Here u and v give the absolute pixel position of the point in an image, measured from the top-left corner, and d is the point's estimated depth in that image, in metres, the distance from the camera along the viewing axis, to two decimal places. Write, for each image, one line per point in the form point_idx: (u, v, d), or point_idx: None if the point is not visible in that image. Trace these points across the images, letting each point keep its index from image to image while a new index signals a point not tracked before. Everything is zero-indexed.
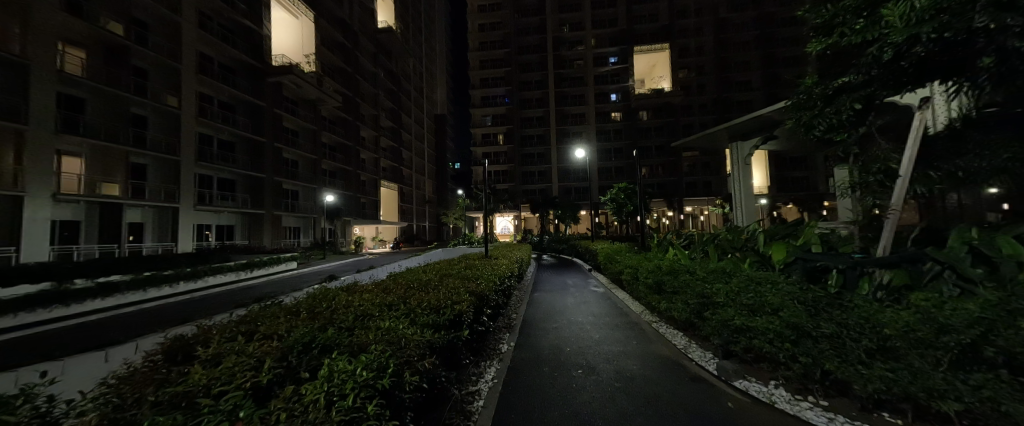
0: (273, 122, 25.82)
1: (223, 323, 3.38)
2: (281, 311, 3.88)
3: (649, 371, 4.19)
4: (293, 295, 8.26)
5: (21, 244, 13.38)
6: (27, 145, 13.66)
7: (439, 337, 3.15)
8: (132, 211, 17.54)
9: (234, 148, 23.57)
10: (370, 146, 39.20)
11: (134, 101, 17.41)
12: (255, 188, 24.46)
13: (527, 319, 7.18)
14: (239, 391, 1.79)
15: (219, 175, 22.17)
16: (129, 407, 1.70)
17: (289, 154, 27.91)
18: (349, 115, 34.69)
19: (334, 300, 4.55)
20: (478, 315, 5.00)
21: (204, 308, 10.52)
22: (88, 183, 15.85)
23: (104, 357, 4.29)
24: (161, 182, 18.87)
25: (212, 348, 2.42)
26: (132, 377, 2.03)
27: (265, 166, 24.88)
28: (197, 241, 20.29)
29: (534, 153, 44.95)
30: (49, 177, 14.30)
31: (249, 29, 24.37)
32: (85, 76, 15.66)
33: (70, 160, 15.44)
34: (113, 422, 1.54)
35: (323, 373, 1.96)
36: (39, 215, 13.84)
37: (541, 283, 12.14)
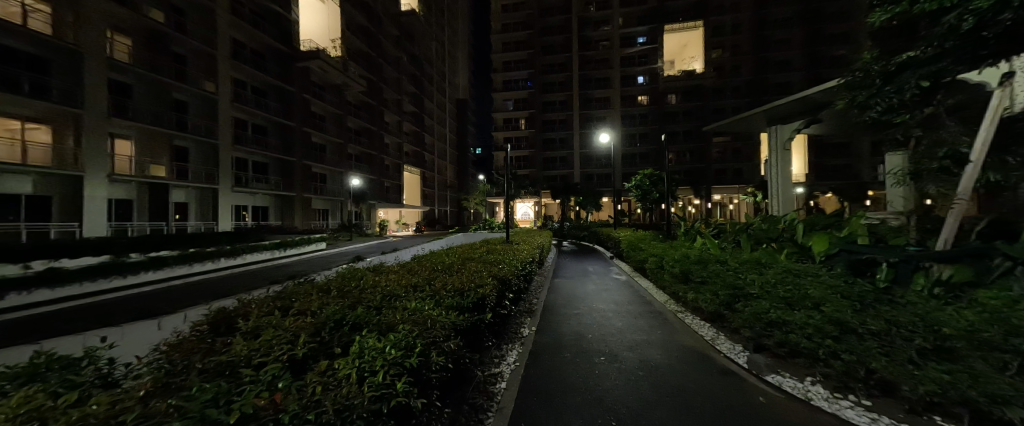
0: (302, 107, 26.59)
1: (260, 298, 3.55)
2: (313, 288, 4.05)
3: (675, 361, 4.12)
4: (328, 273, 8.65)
5: (83, 221, 14.63)
6: (82, 132, 14.69)
7: (463, 319, 3.19)
8: (177, 192, 18.71)
9: (267, 132, 24.53)
10: (394, 130, 39.76)
11: (175, 87, 18.30)
12: (287, 172, 25.48)
13: (547, 305, 7.21)
14: (276, 363, 1.88)
15: (253, 158, 23.21)
16: (180, 372, 1.81)
17: (316, 138, 28.76)
18: (373, 100, 35.17)
19: (362, 280, 4.71)
20: (500, 299, 5.04)
21: (241, 284, 11.18)
22: (138, 165, 17.00)
23: (158, 324, 4.68)
24: (201, 164, 19.96)
25: (252, 321, 2.56)
26: (181, 346, 2.17)
27: (295, 149, 25.82)
28: (235, 221, 21.56)
29: (557, 138, 43.99)
30: (105, 158, 15.44)
31: (279, 15, 24.88)
32: (131, 63, 16.58)
33: (120, 143, 16.57)
34: (166, 385, 1.66)
35: (353, 350, 2.03)
36: (98, 194, 15.02)
37: (563, 269, 12.13)
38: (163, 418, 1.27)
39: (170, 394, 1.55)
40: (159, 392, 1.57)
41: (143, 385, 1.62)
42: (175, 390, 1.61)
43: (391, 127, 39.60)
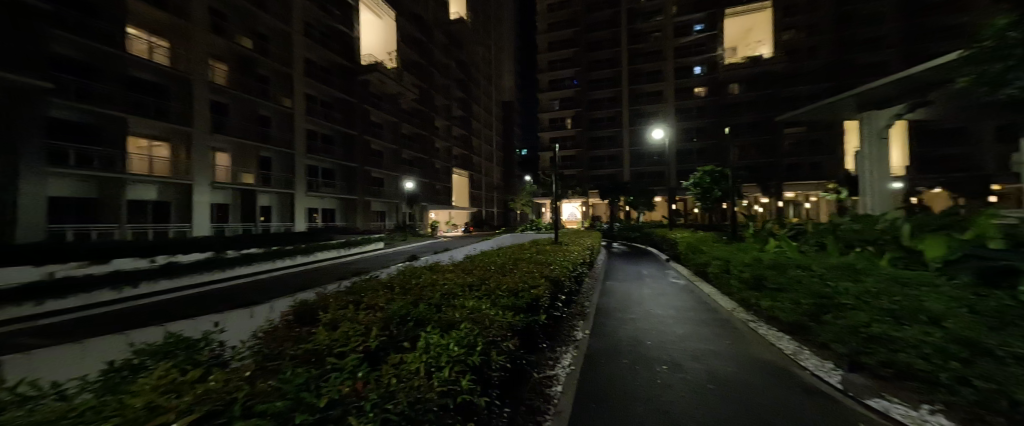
0: (363, 117, 28.75)
1: (335, 292, 3.88)
2: (379, 284, 4.35)
3: (749, 375, 3.74)
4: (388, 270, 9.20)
5: (193, 221, 17.20)
6: (192, 147, 17.31)
7: (519, 320, 3.20)
8: (262, 196, 21.24)
9: (334, 141, 26.90)
10: (444, 135, 41.42)
11: (260, 104, 20.78)
12: (351, 177, 27.70)
13: (600, 308, 6.99)
14: (354, 353, 2.03)
15: (323, 165, 25.57)
16: (275, 357, 2.03)
17: (375, 145, 30.90)
18: (425, 106, 36.98)
19: (421, 278, 4.95)
20: (554, 301, 4.99)
21: (313, 279, 12.36)
22: (233, 173, 19.58)
23: (254, 312, 5.37)
24: (281, 171, 22.42)
25: (331, 314, 2.80)
26: (274, 333, 2.44)
27: (357, 156, 27.99)
28: (308, 222, 23.96)
29: (606, 136, 42.69)
30: (209, 169, 18.00)
31: (343, 33, 27.17)
32: (227, 86, 19.17)
33: (220, 155, 19.36)
34: (265, 368, 1.87)
35: (420, 345, 2.12)
36: (204, 199, 17.56)
37: (614, 272, 11.69)
38: (268, 396, 1.44)
39: (269, 376, 1.74)
40: (261, 373, 1.77)
41: (248, 367, 1.84)
42: (273, 372, 1.80)
43: (442, 132, 41.27)
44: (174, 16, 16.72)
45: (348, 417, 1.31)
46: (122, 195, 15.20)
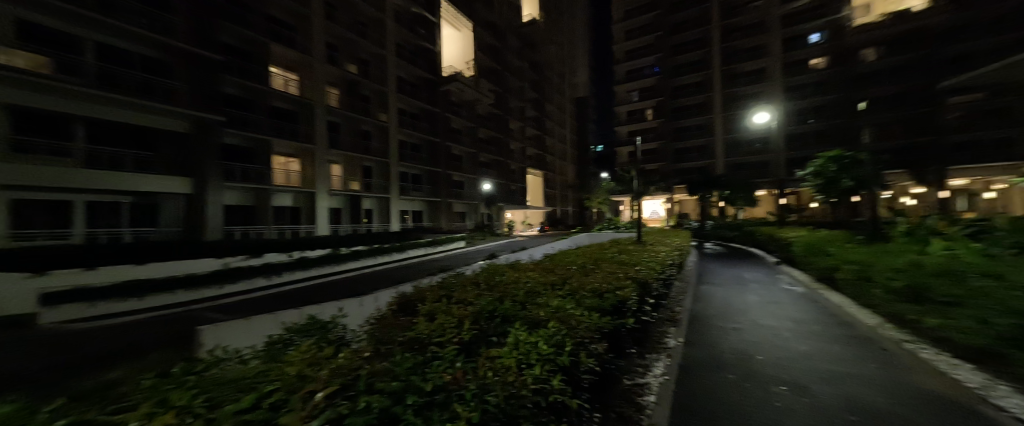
0: (445, 125, 30.92)
1: (428, 286, 4.21)
2: (465, 280, 4.59)
3: (907, 410, 2.98)
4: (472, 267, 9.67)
5: (316, 223, 20.47)
6: (314, 161, 20.67)
7: (606, 322, 3.06)
8: (365, 201, 24.32)
9: (422, 149, 29.50)
10: (519, 136, 42.25)
11: (363, 120, 23.83)
12: (436, 181, 30.03)
13: (695, 315, 6.33)
14: (451, 343, 2.17)
15: (412, 171, 28.24)
16: (385, 342, 2.28)
17: (457, 150, 32.98)
18: (501, 110, 38.25)
19: (503, 275, 5.07)
20: (642, 304, 4.67)
21: (406, 274, 13.70)
22: (344, 182, 22.79)
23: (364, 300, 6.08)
24: (380, 178, 25.33)
25: (426, 306, 3.05)
26: (382, 322, 2.74)
27: (441, 162, 30.21)
28: (401, 223, 26.72)
29: (694, 124, 38.81)
30: (327, 178, 21.26)
31: (428, 50, 29.60)
32: (338, 107, 22.46)
33: (335, 166, 22.74)
34: (377, 351, 2.10)
35: (510, 341, 2.18)
36: (323, 204, 20.80)
37: (707, 275, 10.50)
38: (384, 377, 1.63)
39: (382, 358, 1.97)
40: (374, 355, 2.01)
41: (365, 349, 2.09)
42: (384, 355, 2.03)
43: (517, 133, 42.19)
44: (300, 52, 20.23)
45: (451, 404, 1.41)
46: (268, 202, 18.86)
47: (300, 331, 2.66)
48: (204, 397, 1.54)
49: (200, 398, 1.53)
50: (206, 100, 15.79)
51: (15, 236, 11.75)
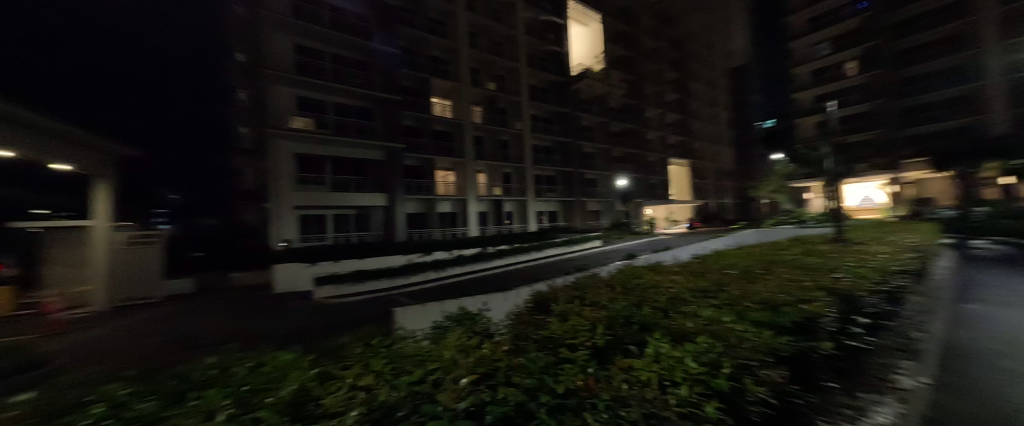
0: (577, 124, 30.99)
1: (563, 286, 4.27)
2: (601, 281, 4.46)
3: None
4: (614, 267, 9.30)
5: (467, 225, 23.69)
6: (465, 172, 23.84)
7: (784, 343, 2.47)
8: (507, 204, 26.55)
9: (555, 151, 30.37)
10: (658, 124, 38.71)
11: (502, 131, 26.22)
12: (570, 181, 30.32)
13: (946, 345, 4.41)
14: (584, 348, 2.17)
15: (547, 173, 29.39)
16: (522, 339, 2.45)
17: (589, 147, 32.60)
18: (635, 99, 35.90)
19: (644, 278, 4.70)
20: (842, 324, 3.55)
21: (547, 272, 14.29)
22: (488, 188, 25.51)
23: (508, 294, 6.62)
24: (518, 183, 27.26)
25: (560, 306, 3.11)
26: (520, 319, 2.94)
27: (574, 161, 30.39)
28: (538, 223, 28.07)
29: (938, 68, 27.77)
30: (475, 186, 24.20)
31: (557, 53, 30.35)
32: (482, 122, 25.40)
33: (481, 175, 25.67)
34: (516, 346, 2.28)
35: (649, 352, 2.02)
36: (472, 208, 23.88)
37: (978, 290, 7.15)
38: (520, 372, 1.76)
39: (520, 354, 2.12)
40: (513, 350, 2.18)
41: (505, 343, 2.30)
42: (521, 350, 2.19)
43: (655, 122, 38.80)
44: (451, 81, 23.81)
45: (585, 413, 1.42)
46: (434, 209, 22.73)
47: (455, 320, 3.11)
48: (387, 367, 1.97)
49: (386, 367, 1.98)
50: (391, 132, 20.25)
51: (301, 238, 17.61)
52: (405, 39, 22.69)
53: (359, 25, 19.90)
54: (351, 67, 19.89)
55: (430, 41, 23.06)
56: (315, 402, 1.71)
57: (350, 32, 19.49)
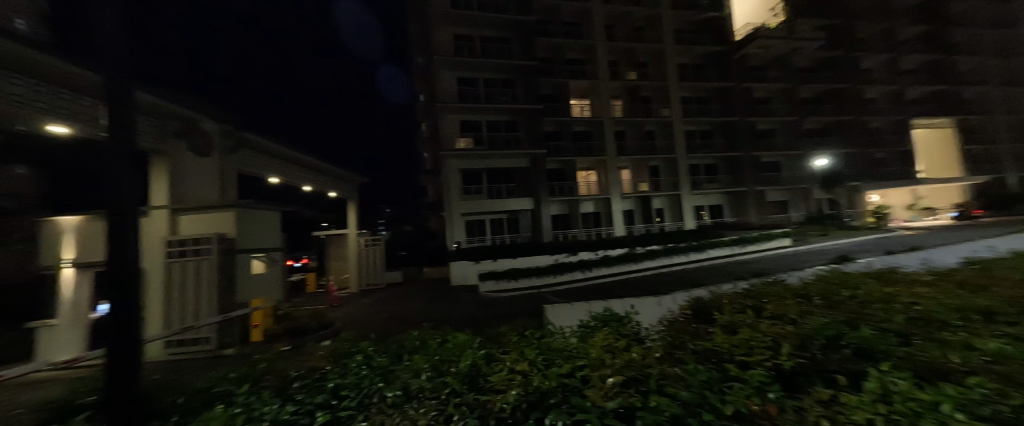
0: (744, 97, 25.95)
1: (731, 291, 3.62)
2: (788, 286, 3.57)
3: None
4: (817, 272, 7.19)
5: (612, 225, 23.07)
6: (608, 169, 23.21)
7: None
8: (657, 200, 24.41)
9: (714, 135, 26.20)
10: (877, 78, 28.58)
11: (646, 121, 24.39)
12: (737, 168, 25.50)
13: None
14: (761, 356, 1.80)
15: (705, 162, 25.61)
16: (679, 347, 2.21)
17: (764, 124, 26.74)
18: (836, 51, 27.51)
19: (862, 281, 3.49)
20: None
21: (713, 276, 12.40)
22: (634, 184, 24.15)
23: (664, 298, 6.03)
24: (669, 176, 24.74)
25: (726, 312, 2.67)
26: (675, 327, 2.66)
27: (742, 143, 25.42)
28: (697, 220, 24.80)
29: None
30: (619, 184, 23.25)
31: (715, 18, 26.22)
32: (623, 116, 24.30)
33: (625, 171, 24.53)
34: (671, 355, 2.07)
35: (865, 370, 1.52)
36: (618, 207, 23.13)
37: None
38: (676, 383, 1.63)
39: (675, 363, 1.93)
40: (666, 358, 2.01)
41: (657, 350, 2.13)
42: (678, 360, 1.98)
43: (873, 75, 28.72)
44: (590, 79, 23.72)
45: None
46: (577, 210, 23.07)
47: (602, 320, 3.08)
48: (539, 357, 2.14)
49: (538, 357, 2.15)
50: (535, 139, 21.60)
51: (467, 239, 20.73)
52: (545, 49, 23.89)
53: (504, 47, 22.29)
54: (499, 86, 22.28)
55: (568, 44, 23.61)
56: (484, 378, 2.00)
57: (498, 56, 21.98)
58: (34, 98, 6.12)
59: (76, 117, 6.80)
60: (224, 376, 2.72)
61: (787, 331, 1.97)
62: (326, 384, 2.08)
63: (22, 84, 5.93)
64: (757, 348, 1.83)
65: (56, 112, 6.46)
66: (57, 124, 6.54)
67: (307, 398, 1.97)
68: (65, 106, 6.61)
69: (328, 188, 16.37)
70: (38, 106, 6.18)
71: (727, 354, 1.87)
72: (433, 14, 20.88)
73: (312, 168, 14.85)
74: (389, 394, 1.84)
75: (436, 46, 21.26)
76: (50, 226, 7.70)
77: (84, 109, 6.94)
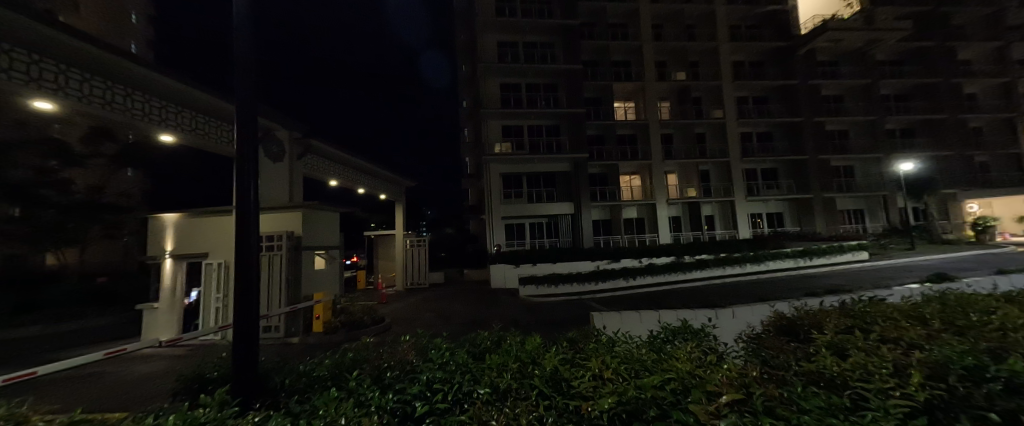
0: (810, 96, 23.90)
1: (822, 307, 3.34)
2: (894, 303, 3.20)
3: None
4: (918, 294, 6.25)
5: (658, 231, 22.04)
6: (653, 174, 22.38)
7: None
8: (706, 207, 23.11)
9: (773, 137, 24.35)
10: (973, 72, 25.29)
11: (697, 123, 23.20)
12: (801, 172, 23.38)
13: None
14: (885, 381, 1.65)
15: (762, 166, 23.81)
16: (776, 367, 2.09)
17: (833, 124, 24.43)
18: (920, 43, 24.74)
19: (993, 301, 3.03)
20: None
21: (775, 291, 11.48)
22: (681, 190, 23.04)
23: (731, 312, 5.67)
24: (720, 181, 23.31)
25: (826, 332, 2.47)
26: (765, 345, 2.52)
27: (808, 146, 23.26)
28: (752, 229, 23.00)
29: None
30: (665, 189, 22.30)
31: (775, 12, 24.61)
32: (671, 118, 23.32)
33: (672, 176, 23.47)
34: (769, 375, 1.96)
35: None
36: (663, 213, 22.04)
37: None
38: (787, 405, 1.52)
39: (777, 384, 1.82)
40: (765, 378, 1.89)
41: (753, 368, 2.02)
42: (778, 381, 1.87)
43: (969, 68, 25.37)
44: (635, 81, 23.11)
45: None
46: (619, 216, 22.49)
47: (677, 334, 2.98)
48: (623, 367, 2.10)
49: (621, 367, 2.12)
50: (578, 143, 21.32)
51: (508, 243, 20.96)
52: (589, 52, 23.65)
53: (548, 52, 22.31)
54: (542, 90, 22.36)
55: (613, 47, 23.19)
56: (568, 383, 2.01)
57: (541, 60, 22.11)
58: (151, 111, 7.10)
59: (179, 126, 7.74)
60: (317, 361, 2.97)
61: (915, 360, 1.78)
62: (417, 377, 2.21)
63: (142, 100, 6.93)
64: (878, 375, 1.68)
65: (164, 122, 7.39)
66: (165, 132, 7.47)
67: (401, 390, 2.10)
68: (172, 116, 7.57)
69: (380, 190, 17.18)
70: (152, 118, 7.13)
71: (842, 381, 1.72)
72: (480, 21, 21.44)
73: (368, 172, 15.82)
74: (482, 392, 1.92)
75: (481, 52, 21.81)
76: (156, 222, 9.10)
77: (186, 119, 7.92)
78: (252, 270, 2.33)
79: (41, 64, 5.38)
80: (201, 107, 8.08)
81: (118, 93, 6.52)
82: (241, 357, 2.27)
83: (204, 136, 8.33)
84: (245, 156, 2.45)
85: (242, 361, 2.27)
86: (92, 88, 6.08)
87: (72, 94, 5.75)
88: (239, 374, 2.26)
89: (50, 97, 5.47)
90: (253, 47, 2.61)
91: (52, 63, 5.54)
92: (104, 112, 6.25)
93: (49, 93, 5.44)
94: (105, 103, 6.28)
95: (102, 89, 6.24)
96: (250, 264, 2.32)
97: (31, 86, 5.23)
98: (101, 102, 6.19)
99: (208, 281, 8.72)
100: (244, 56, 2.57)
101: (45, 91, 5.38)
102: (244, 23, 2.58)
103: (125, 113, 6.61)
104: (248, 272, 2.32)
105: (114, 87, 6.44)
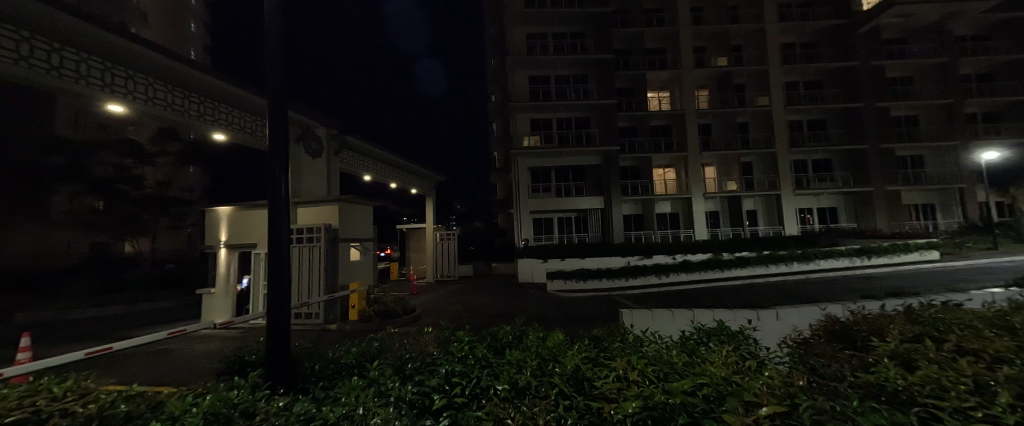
0: (872, 78, 21.63)
1: (886, 312, 2.97)
2: (977, 310, 2.77)
3: None
4: (1003, 300, 5.45)
5: (694, 227, 21.00)
6: (689, 166, 21.33)
7: None
8: (747, 201, 21.69)
9: (826, 125, 22.34)
10: None
11: (739, 112, 21.75)
12: (859, 164, 21.33)
13: None
14: (965, 399, 1.39)
15: (813, 157, 21.96)
16: (829, 376, 1.87)
17: (899, 110, 22.02)
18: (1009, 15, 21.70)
19: None
20: None
21: (823, 292, 10.62)
22: (720, 183, 21.79)
23: (775, 314, 5.28)
24: (764, 173, 21.79)
25: (889, 339, 2.18)
26: (814, 350, 2.29)
27: (868, 133, 21.13)
28: (800, 225, 21.35)
29: None
30: (702, 182, 21.16)
31: None
32: (710, 107, 22.02)
33: (709, 168, 22.24)
34: (819, 386, 1.75)
35: None
36: (700, 207, 20.93)
37: None
38: (840, 420, 1.33)
39: (830, 396, 1.61)
40: (816, 390, 1.69)
41: (803, 377, 1.80)
42: (833, 392, 1.65)
43: None
44: (672, 69, 22.01)
45: None
46: (652, 210, 21.68)
47: (713, 335, 2.79)
48: (651, 369, 1.97)
49: (648, 368, 1.99)
50: (609, 135, 20.66)
51: (536, 237, 20.89)
52: (622, 40, 22.76)
53: (578, 42, 21.71)
54: (573, 81, 21.84)
55: (647, 33, 22.17)
56: (590, 383, 1.91)
57: (571, 51, 21.59)
58: (205, 111, 7.64)
59: (230, 125, 8.26)
60: (345, 348, 3.05)
61: (1003, 376, 1.51)
62: (437, 370, 2.20)
63: (197, 101, 7.45)
64: (956, 391, 1.44)
65: (218, 122, 7.95)
66: (218, 131, 8.01)
67: (421, 381, 2.10)
68: (223, 116, 8.09)
69: (412, 185, 17.60)
70: (206, 118, 7.66)
71: (909, 396, 1.49)
72: (509, 14, 21.24)
73: (400, 167, 16.25)
74: (501, 388, 1.86)
75: (511, 45, 21.63)
76: (213, 213, 9.83)
77: (235, 119, 8.45)
78: (283, 260, 2.41)
79: (113, 70, 5.90)
80: (248, 106, 8.59)
81: (177, 95, 7.02)
82: (274, 343, 2.35)
83: (251, 133, 8.86)
84: (277, 150, 2.53)
85: (276, 345, 2.36)
86: (155, 92, 6.59)
87: (139, 97, 6.27)
88: (272, 358, 2.36)
89: (121, 101, 6.00)
90: (281, 46, 2.65)
91: (122, 69, 6.05)
92: (166, 113, 6.78)
93: (120, 97, 5.96)
94: (167, 105, 6.79)
95: (164, 92, 6.76)
96: (280, 256, 2.39)
97: (105, 90, 5.76)
98: (163, 104, 6.71)
99: (257, 268, 9.38)
100: (274, 56, 2.61)
101: (116, 95, 5.90)
102: (274, 24, 2.63)
103: (184, 114, 7.14)
104: (278, 264, 2.39)
105: (174, 90, 6.95)
